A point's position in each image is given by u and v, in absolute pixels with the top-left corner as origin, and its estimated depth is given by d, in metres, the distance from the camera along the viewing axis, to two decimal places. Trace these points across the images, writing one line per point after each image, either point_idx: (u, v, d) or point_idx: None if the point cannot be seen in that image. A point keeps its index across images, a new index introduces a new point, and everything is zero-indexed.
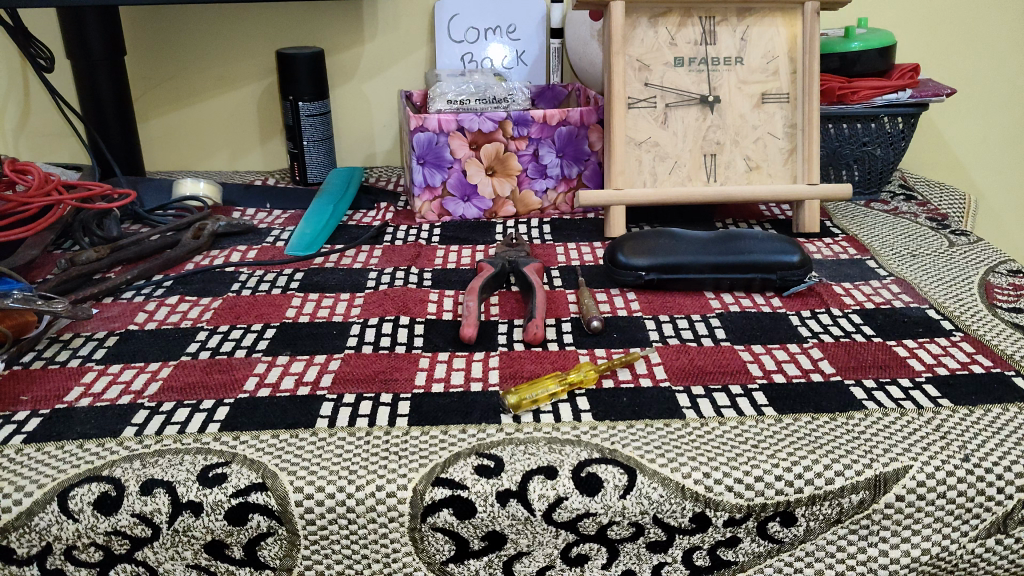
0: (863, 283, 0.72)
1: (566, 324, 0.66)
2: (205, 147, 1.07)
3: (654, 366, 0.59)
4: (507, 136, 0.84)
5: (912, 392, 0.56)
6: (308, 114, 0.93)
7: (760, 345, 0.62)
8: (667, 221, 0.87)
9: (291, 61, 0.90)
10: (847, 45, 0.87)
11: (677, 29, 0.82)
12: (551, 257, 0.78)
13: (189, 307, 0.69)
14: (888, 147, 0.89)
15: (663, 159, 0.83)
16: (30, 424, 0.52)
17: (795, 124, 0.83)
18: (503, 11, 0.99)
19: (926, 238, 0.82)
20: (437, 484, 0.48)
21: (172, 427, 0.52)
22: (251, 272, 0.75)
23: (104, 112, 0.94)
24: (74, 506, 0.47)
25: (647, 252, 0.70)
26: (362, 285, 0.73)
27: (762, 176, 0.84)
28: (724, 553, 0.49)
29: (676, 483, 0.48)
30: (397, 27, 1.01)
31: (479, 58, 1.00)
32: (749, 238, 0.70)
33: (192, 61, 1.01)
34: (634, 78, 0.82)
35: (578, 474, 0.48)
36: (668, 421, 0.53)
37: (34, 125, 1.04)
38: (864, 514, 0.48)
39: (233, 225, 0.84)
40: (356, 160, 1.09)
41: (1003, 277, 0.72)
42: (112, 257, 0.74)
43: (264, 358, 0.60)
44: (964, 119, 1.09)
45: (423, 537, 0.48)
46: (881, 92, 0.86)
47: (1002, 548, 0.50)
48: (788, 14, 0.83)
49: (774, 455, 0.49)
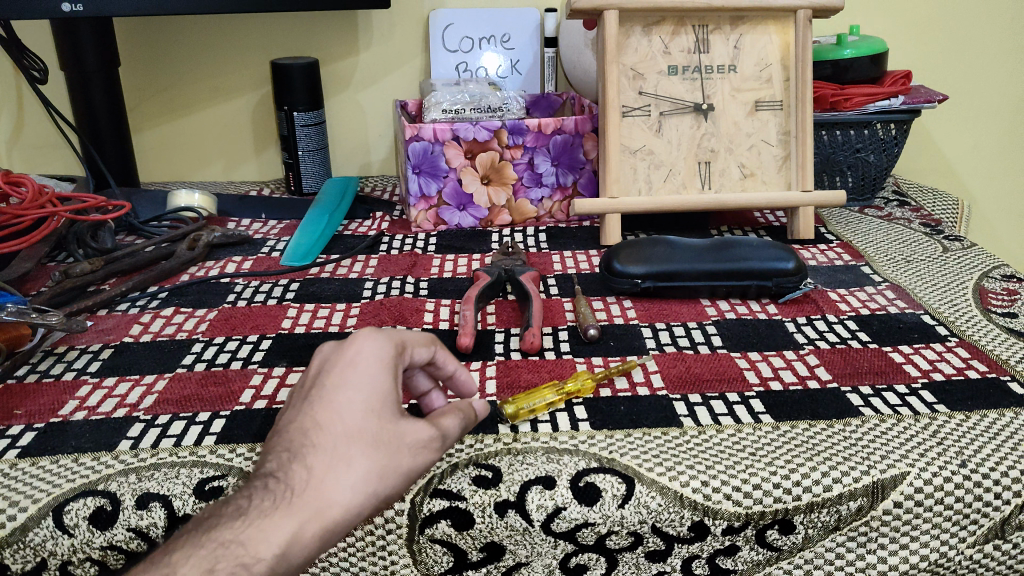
0: (859, 290, 0.73)
1: (563, 332, 0.66)
2: (200, 157, 1.07)
3: (651, 374, 0.59)
4: (502, 144, 0.84)
5: (908, 397, 0.56)
6: (303, 125, 0.93)
7: (757, 352, 0.62)
8: (663, 227, 0.88)
9: (286, 71, 0.89)
10: (840, 53, 0.88)
11: (671, 38, 0.82)
12: (548, 265, 0.78)
13: (184, 318, 0.68)
14: (882, 153, 0.89)
15: (657, 167, 0.83)
16: (25, 438, 0.52)
17: (789, 131, 0.84)
18: (498, 21, 0.99)
19: (920, 243, 0.82)
20: (434, 495, 0.47)
21: (168, 440, 0.52)
22: (247, 283, 0.75)
23: (98, 124, 0.94)
24: (70, 520, 0.46)
25: (642, 260, 0.70)
26: (358, 295, 0.73)
27: (757, 183, 0.84)
28: (723, 561, 0.49)
29: (675, 492, 0.48)
30: (392, 36, 1.01)
31: (474, 67, 1.00)
32: (743, 245, 0.70)
33: (187, 72, 1.01)
34: (628, 86, 0.82)
35: (577, 484, 0.48)
36: (667, 430, 0.53)
37: (27, 136, 1.04)
38: (863, 521, 0.48)
39: (228, 236, 0.84)
40: (352, 169, 1.09)
41: (997, 282, 0.73)
42: (106, 269, 0.73)
43: (260, 369, 0.60)
44: (957, 127, 1.10)
45: (421, 549, 0.48)
46: (873, 99, 0.86)
47: (1000, 552, 0.50)
48: (780, 21, 0.83)
49: (773, 463, 0.49)
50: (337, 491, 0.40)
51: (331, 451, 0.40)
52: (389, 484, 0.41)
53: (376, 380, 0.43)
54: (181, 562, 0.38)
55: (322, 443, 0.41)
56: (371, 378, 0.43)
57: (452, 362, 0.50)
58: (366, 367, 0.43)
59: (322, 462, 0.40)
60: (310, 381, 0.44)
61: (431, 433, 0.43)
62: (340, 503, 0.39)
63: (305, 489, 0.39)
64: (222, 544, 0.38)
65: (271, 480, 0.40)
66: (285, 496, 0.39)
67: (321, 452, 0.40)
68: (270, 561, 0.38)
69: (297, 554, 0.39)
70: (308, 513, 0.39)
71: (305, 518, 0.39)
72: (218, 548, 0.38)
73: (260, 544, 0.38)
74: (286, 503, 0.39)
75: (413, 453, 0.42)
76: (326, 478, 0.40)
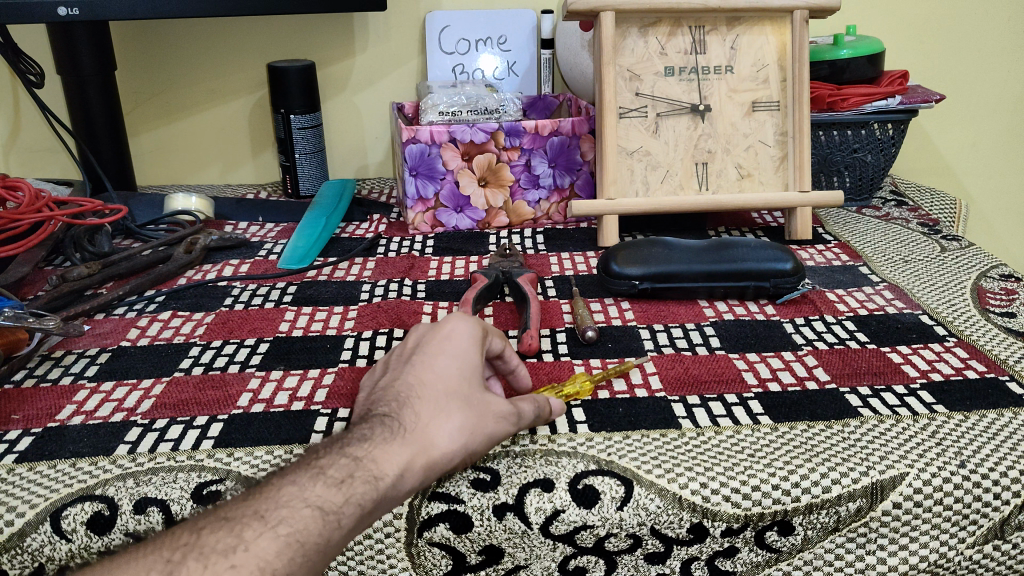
0: (857, 290, 0.73)
1: (562, 334, 0.66)
2: (197, 160, 1.07)
3: (649, 375, 0.59)
4: (500, 146, 0.84)
5: (907, 398, 0.56)
6: (300, 127, 0.92)
7: (756, 353, 0.62)
8: (660, 228, 0.88)
9: (282, 74, 0.89)
10: (837, 53, 0.88)
11: (668, 39, 0.82)
12: (545, 267, 0.78)
13: (181, 321, 0.68)
14: (879, 153, 0.89)
15: (654, 168, 0.83)
16: (22, 443, 0.52)
17: (786, 131, 0.84)
18: (494, 22, 0.99)
19: (918, 243, 0.82)
20: (433, 498, 0.47)
21: (166, 444, 0.51)
22: (244, 286, 0.75)
23: (95, 127, 0.94)
24: (68, 525, 0.46)
25: (641, 261, 0.69)
26: (355, 298, 0.72)
27: (754, 184, 0.84)
28: (723, 563, 0.49)
29: (674, 494, 0.48)
30: (389, 38, 1.01)
31: (471, 69, 1.00)
32: (741, 245, 0.70)
33: (184, 75, 1.01)
34: (625, 87, 0.82)
35: (575, 486, 0.48)
36: (665, 431, 0.53)
37: (24, 140, 1.04)
38: (862, 522, 0.48)
39: (225, 239, 0.83)
40: (349, 172, 1.09)
41: (995, 282, 0.73)
42: (104, 273, 0.73)
43: (258, 373, 0.60)
44: (955, 126, 1.10)
45: (420, 552, 0.48)
46: (870, 100, 0.86)
47: (999, 553, 0.50)
48: (777, 22, 0.83)
49: (772, 464, 0.49)
50: (441, 435, 0.45)
51: (436, 402, 0.46)
52: (480, 441, 0.46)
53: (471, 351, 0.50)
54: (327, 465, 0.42)
55: (427, 396, 0.47)
56: (467, 350, 0.50)
57: (515, 358, 0.54)
58: (462, 340, 0.50)
59: (428, 410, 0.46)
60: (406, 355, 0.51)
61: (515, 406, 0.49)
62: (442, 445, 0.45)
63: (414, 428, 0.45)
64: (356, 457, 0.43)
65: (386, 420, 0.45)
66: (398, 431, 0.44)
67: (426, 403, 0.46)
68: (389, 481, 0.42)
69: (407, 483, 0.43)
70: (418, 448, 0.44)
71: (415, 451, 0.44)
72: (349, 463, 0.42)
73: (384, 464, 0.43)
74: (400, 437, 0.44)
75: (500, 418, 0.48)
76: (431, 423, 0.45)
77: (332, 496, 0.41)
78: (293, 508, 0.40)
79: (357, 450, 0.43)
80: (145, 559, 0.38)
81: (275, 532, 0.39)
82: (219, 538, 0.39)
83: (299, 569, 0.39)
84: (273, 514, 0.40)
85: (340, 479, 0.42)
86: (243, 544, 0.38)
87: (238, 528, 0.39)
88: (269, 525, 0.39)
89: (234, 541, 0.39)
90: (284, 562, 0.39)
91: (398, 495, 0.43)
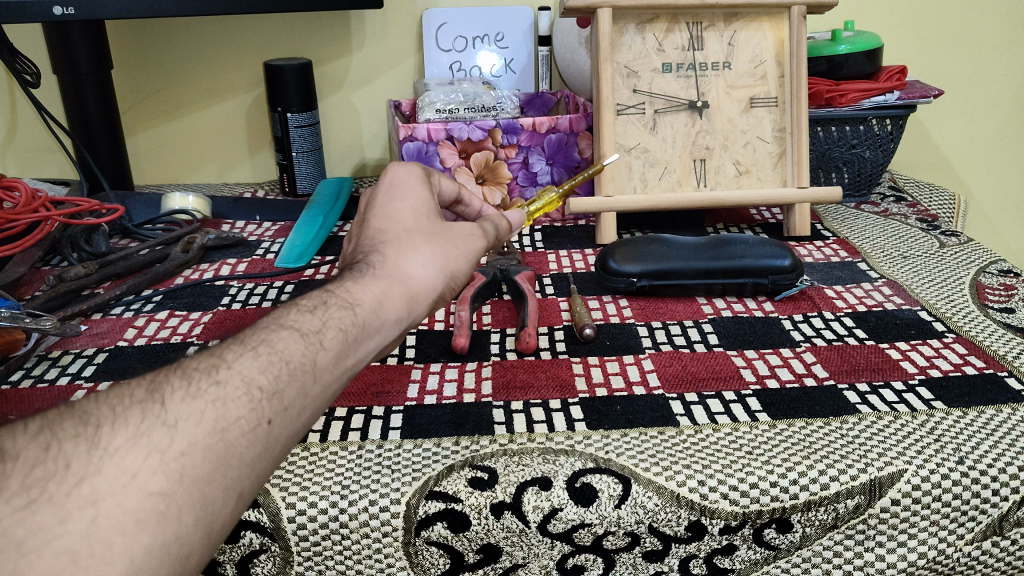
0: (855, 286, 0.72)
1: (559, 332, 0.65)
2: (194, 158, 1.06)
3: (647, 373, 0.59)
4: (496, 144, 0.84)
5: (905, 394, 0.56)
6: (296, 125, 0.92)
7: (754, 351, 0.62)
8: (659, 225, 0.88)
9: (279, 72, 0.89)
10: (835, 48, 0.88)
11: (665, 35, 0.82)
12: (543, 265, 0.78)
13: (178, 321, 0.68)
14: (877, 148, 0.89)
15: (653, 165, 0.83)
16: None
17: (784, 127, 0.84)
18: (491, 20, 0.99)
19: (917, 239, 0.82)
20: (430, 497, 0.47)
21: None
22: (241, 286, 0.75)
23: (90, 126, 0.94)
24: None
25: (638, 258, 0.70)
26: None
27: (753, 180, 0.84)
28: (721, 561, 0.49)
29: (671, 493, 0.47)
30: (385, 36, 1.01)
31: (468, 66, 1.00)
32: (739, 242, 0.69)
33: (180, 74, 1.01)
34: (622, 84, 0.82)
35: (573, 484, 0.48)
36: (663, 429, 0.52)
37: (22, 140, 1.04)
38: (859, 519, 0.48)
39: (222, 238, 0.83)
40: (346, 169, 1.09)
41: (994, 277, 0.73)
42: (100, 273, 0.73)
43: None
44: (954, 121, 1.09)
45: (416, 551, 0.48)
46: (868, 95, 0.85)
47: (998, 549, 0.50)
48: (774, 17, 0.83)
49: (769, 462, 0.49)
50: (412, 268, 0.44)
51: (397, 239, 0.45)
52: (453, 269, 0.46)
53: (420, 190, 0.49)
54: (301, 298, 0.41)
55: (391, 236, 0.45)
56: (415, 189, 0.49)
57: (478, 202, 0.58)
58: (409, 181, 0.49)
59: (393, 248, 0.45)
60: (358, 210, 0.49)
61: (474, 232, 0.49)
62: (414, 276, 0.44)
63: (384, 266, 0.44)
64: (328, 289, 0.42)
65: (353, 265, 0.44)
66: (369, 269, 0.43)
67: (390, 242, 0.45)
68: (366, 309, 0.41)
69: (388, 312, 0.42)
70: (393, 281, 0.43)
71: (389, 284, 0.43)
72: (322, 295, 0.41)
73: (358, 294, 0.42)
74: (370, 273, 0.43)
75: (467, 248, 0.47)
76: (400, 259, 0.44)
77: (308, 321, 0.39)
78: (273, 331, 0.38)
79: (331, 286, 0.42)
80: (128, 384, 0.34)
81: (257, 352, 0.37)
82: (200, 362, 0.36)
83: (290, 389, 0.36)
84: (253, 339, 0.38)
85: (314, 306, 0.40)
86: (226, 365, 0.36)
87: (219, 353, 0.36)
88: (250, 346, 0.37)
89: (215, 361, 0.36)
90: (270, 378, 0.36)
91: (381, 325, 0.42)
